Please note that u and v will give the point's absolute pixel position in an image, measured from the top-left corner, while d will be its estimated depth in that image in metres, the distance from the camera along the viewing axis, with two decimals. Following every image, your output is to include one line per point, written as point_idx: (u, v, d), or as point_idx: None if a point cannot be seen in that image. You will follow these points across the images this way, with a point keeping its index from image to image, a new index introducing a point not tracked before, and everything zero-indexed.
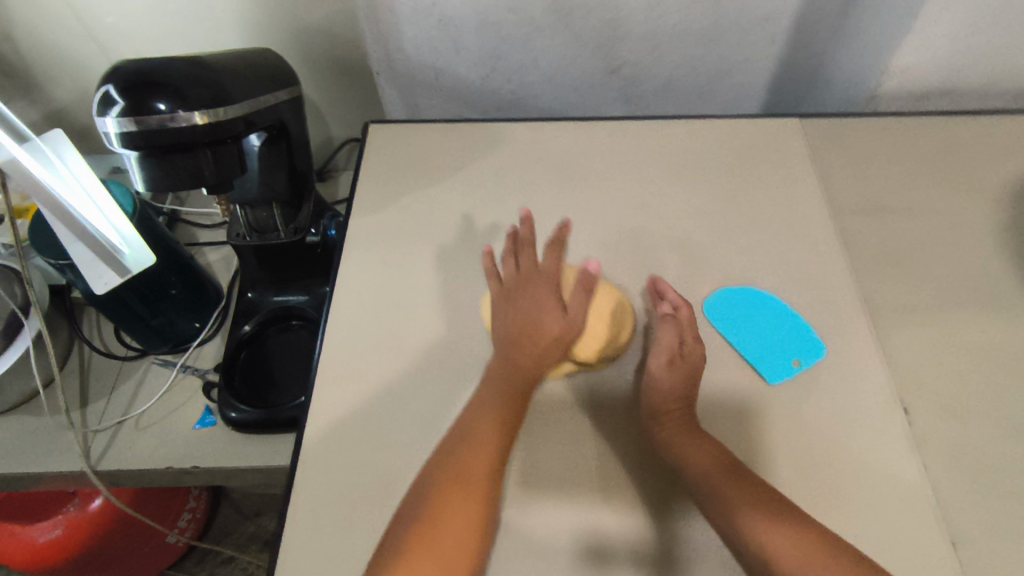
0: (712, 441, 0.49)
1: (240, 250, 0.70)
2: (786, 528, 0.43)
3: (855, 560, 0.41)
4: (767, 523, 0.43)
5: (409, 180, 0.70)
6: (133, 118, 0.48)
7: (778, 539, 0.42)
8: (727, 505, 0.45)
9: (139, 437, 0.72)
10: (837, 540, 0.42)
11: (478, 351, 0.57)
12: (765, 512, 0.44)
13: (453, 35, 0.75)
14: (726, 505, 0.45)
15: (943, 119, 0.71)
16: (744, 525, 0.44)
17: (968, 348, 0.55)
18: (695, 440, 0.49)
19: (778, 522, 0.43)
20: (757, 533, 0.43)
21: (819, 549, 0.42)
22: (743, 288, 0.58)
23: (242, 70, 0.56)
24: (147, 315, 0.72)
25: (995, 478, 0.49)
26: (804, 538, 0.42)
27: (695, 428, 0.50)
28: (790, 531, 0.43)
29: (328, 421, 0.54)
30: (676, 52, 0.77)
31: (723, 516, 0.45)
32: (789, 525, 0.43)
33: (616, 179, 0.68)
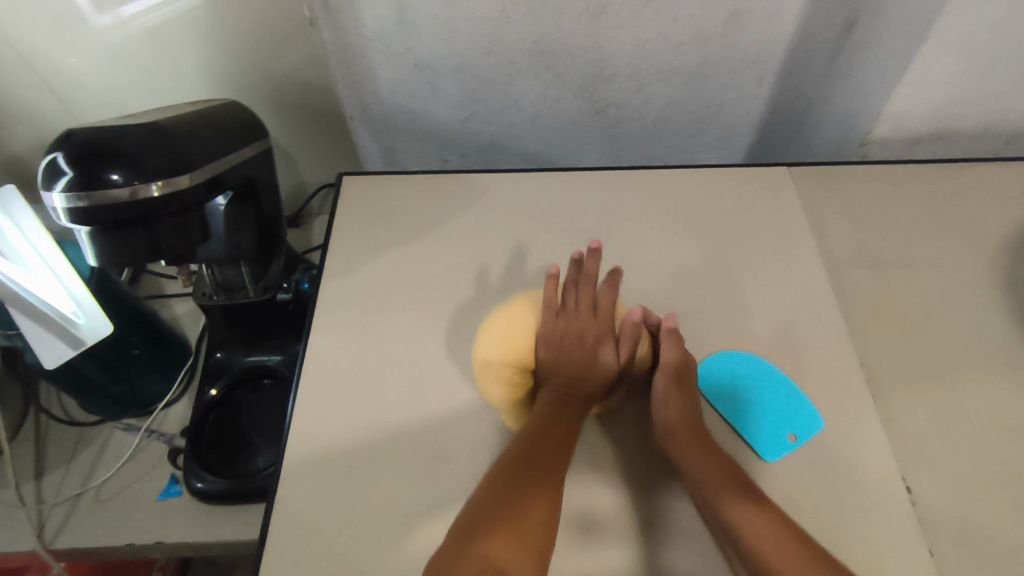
0: (729, 463, 0.48)
1: (206, 310, 0.66)
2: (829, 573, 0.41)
3: None
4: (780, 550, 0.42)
5: (387, 234, 0.66)
6: (83, 192, 0.44)
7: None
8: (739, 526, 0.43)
9: (99, 511, 0.67)
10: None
11: (459, 428, 0.53)
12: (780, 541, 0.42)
13: (431, 78, 0.73)
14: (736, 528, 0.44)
15: (934, 166, 0.69)
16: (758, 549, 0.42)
17: (972, 413, 0.53)
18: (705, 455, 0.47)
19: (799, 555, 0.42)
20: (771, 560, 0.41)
21: None
22: (737, 353, 0.56)
23: (207, 132, 0.52)
24: (108, 382, 0.67)
25: (1009, 560, 0.46)
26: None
27: (711, 448, 0.48)
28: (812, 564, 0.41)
29: (299, 510, 0.50)
30: (662, 94, 0.75)
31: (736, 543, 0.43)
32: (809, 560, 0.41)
33: (602, 233, 0.65)
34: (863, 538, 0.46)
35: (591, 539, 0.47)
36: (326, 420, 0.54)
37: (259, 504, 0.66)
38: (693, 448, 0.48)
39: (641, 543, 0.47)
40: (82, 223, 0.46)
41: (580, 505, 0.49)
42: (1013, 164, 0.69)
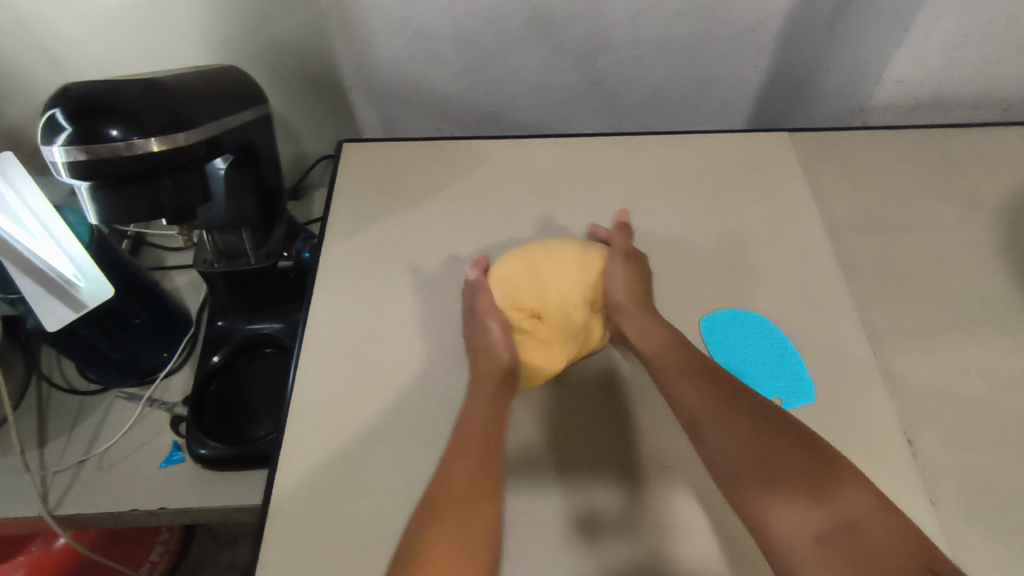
0: (708, 380, 0.48)
1: (208, 277, 0.66)
2: (787, 503, 0.41)
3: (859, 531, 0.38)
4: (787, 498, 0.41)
5: (387, 200, 0.66)
6: (82, 146, 0.44)
7: (784, 519, 0.40)
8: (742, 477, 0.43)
9: (102, 478, 0.67)
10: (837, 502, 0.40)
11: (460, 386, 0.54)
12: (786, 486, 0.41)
13: (430, 47, 0.72)
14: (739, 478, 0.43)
15: (933, 131, 0.70)
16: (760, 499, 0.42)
17: (971, 372, 0.53)
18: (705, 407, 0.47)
19: (806, 503, 0.40)
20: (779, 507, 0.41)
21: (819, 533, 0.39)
22: (754, 316, 0.56)
23: (208, 92, 0.52)
24: (110, 349, 0.67)
25: (1007, 512, 0.46)
26: (805, 515, 0.40)
27: (690, 365, 0.50)
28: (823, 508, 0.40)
29: (302, 467, 0.50)
30: (661, 62, 0.74)
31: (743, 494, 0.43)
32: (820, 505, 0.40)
33: (603, 197, 0.65)
34: None
35: (590, 492, 0.48)
36: (328, 380, 0.55)
37: (262, 470, 0.66)
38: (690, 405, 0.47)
39: (640, 499, 0.48)
40: (82, 178, 0.46)
41: (581, 461, 0.50)
42: (1013, 130, 0.69)
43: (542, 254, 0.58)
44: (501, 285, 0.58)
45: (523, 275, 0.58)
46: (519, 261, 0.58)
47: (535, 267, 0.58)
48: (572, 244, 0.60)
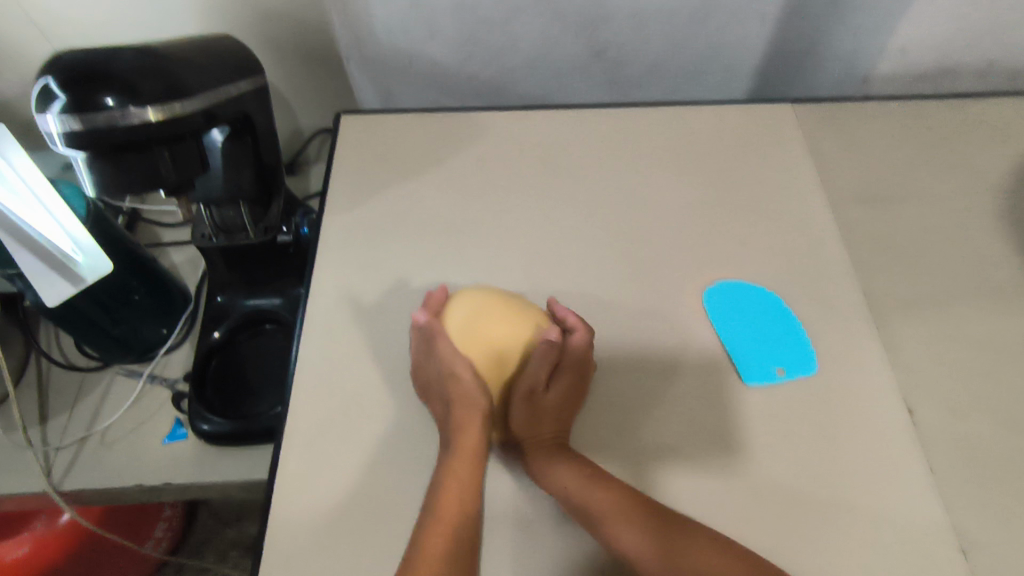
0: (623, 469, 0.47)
1: (207, 253, 0.65)
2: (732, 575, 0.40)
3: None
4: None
5: (387, 173, 0.66)
6: (78, 115, 0.43)
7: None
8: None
9: (105, 454, 0.67)
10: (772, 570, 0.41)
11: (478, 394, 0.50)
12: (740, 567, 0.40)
13: (428, 18, 0.70)
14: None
15: (937, 102, 0.69)
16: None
17: (972, 340, 0.53)
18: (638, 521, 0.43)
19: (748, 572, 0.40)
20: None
21: None
22: (753, 285, 0.56)
23: (204, 60, 0.51)
24: (108, 325, 0.67)
25: (1006, 478, 0.47)
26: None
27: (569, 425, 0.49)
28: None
29: (307, 439, 0.50)
30: (664, 31, 0.73)
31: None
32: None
33: (605, 169, 0.65)
34: (864, 455, 0.48)
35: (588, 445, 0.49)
36: (330, 355, 0.54)
37: (266, 445, 0.66)
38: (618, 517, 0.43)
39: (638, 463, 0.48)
40: (78, 148, 0.45)
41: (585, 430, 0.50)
42: (1017, 99, 0.69)
43: (491, 313, 0.52)
44: (465, 340, 0.52)
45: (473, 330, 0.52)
46: (465, 324, 0.52)
47: (487, 322, 0.52)
48: (500, 306, 0.53)
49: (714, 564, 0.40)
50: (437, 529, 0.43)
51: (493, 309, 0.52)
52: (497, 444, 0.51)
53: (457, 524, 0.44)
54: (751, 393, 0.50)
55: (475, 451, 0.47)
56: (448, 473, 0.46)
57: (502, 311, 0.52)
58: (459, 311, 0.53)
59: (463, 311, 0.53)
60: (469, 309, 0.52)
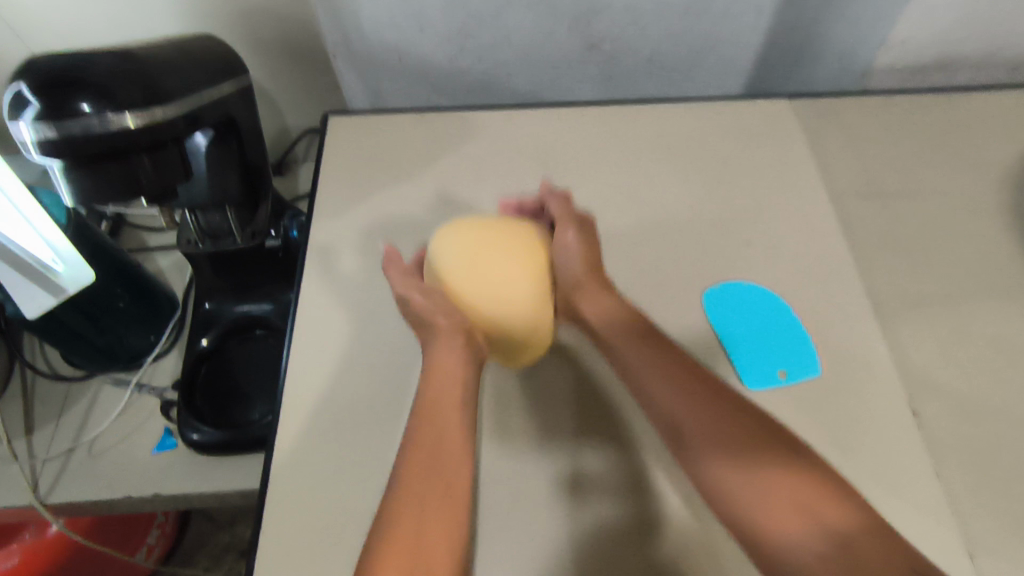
0: (686, 367, 0.45)
1: (193, 258, 0.63)
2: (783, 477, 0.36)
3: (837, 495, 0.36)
4: (762, 480, 0.37)
5: (377, 174, 0.64)
6: (52, 122, 0.41)
7: (780, 491, 0.36)
8: (703, 455, 0.39)
9: (93, 466, 0.66)
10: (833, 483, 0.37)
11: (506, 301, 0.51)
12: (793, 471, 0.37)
13: (416, 13, 0.69)
14: (690, 452, 0.40)
15: (935, 96, 0.68)
16: (719, 480, 0.38)
17: (976, 339, 0.53)
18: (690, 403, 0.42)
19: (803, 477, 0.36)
20: (769, 500, 0.36)
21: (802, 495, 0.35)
22: (753, 287, 0.55)
23: (184, 62, 0.49)
24: (93, 334, 0.65)
25: (1010, 481, 0.46)
26: (797, 487, 0.36)
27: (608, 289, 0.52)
28: (812, 503, 0.35)
29: (300, 452, 0.49)
30: (659, 25, 0.71)
31: (701, 478, 0.39)
32: (830, 497, 0.35)
33: (600, 168, 0.63)
34: (868, 459, 0.47)
35: (580, 444, 0.49)
36: (322, 364, 0.53)
37: (257, 454, 0.65)
38: (658, 377, 0.44)
39: (627, 469, 0.48)
40: (54, 156, 0.43)
41: (577, 423, 0.50)
42: (1015, 91, 0.68)
43: (469, 239, 0.52)
44: (464, 270, 0.51)
45: (446, 267, 0.52)
46: (456, 258, 0.52)
47: (475, 248, 0.52)
48: (472, 231, 0.53)
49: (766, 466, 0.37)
50: (423, 440, 0.41)
51: (469, 235, 0.53)
52: (494, 452, 0.49)
53: (447, 436, 0.41)
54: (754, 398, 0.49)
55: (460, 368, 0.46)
56: (436, 393, 0.44)
57: (472, 232, 0.53)
58: (444, 253, 0.52)
59: (446, 252, 0.52)
60: (455, 249, 0.52)
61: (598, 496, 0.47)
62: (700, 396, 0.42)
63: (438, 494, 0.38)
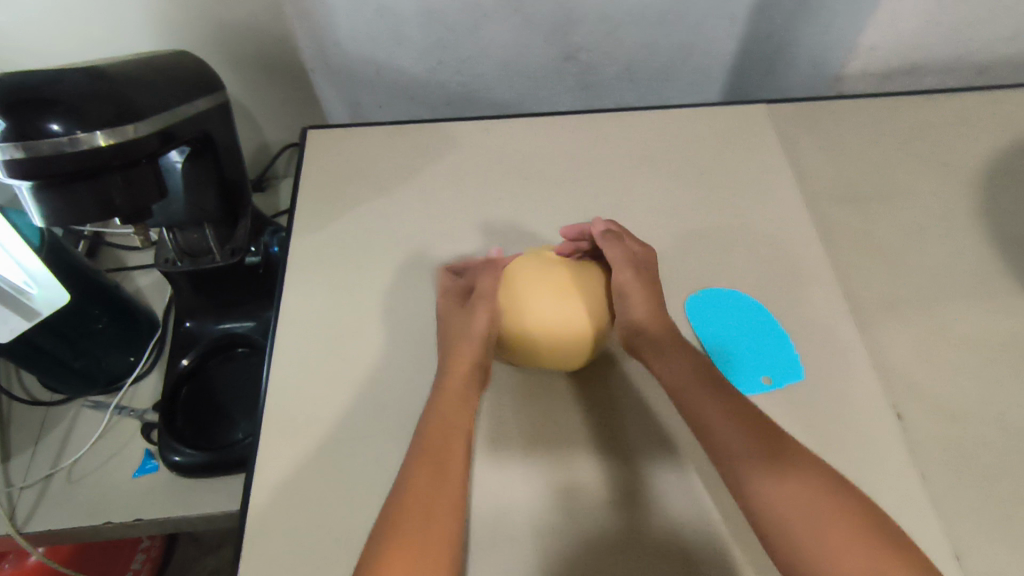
0: (729, 392, 0.45)
1: (172, 278, 0.62)
2: (826, 512, 0.38)
3: (875, 534, 0.37)
4: (809, 510, 0.38)
5: (356, 188, 0.64)
6: (20, 143, 0.41)
7: (821, 523, 0.37)
8: (748, 475, 0.40)
9: (72, 492, 0.64)
10: (865, 516, 0.38)
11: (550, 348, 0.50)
12: (835, 508, 0.38)
13: (393, 26, 0.69)
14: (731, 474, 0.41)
15: (907, 99, 0.69)
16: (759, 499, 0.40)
17: (955, 339, 0.53)
18: (737, 425, 0.42)
19: (843, 513, 0.38)
20: (807, 530, 0.37)
21: (841, 527, 0.37)
22: (733, 292, 0.55)
23: (156, 79, 0.48)
24: (70, 357, 0.64)
25: (993, 479, 0.46)
26: (835, 520, 0.37)
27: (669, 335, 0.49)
28: (855, 541, 0.36)
29: (280, 472, 0.48)
30: (636, 33, 0.72)
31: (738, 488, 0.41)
32: (871, 535, 0.37)
33: (580, 177, 0.63)
34: (853, 462, 0.47)
35: (566, 456, 0.49)
36: (302, 382, 0.52)
37: (240, 475, 0.64)
38: (706, 396, 0.45)
39: (614, 479, 0.48)
40: (23, 178, 0.43)
41: (561, 434, 0.50)
42: (985, 93, 0.69)
43: (526, 282, 0.52)
44: (519, 309, 0.51)
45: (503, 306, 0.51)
46: (509, 296, 0.52)
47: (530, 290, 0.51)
48: (535, 272, 0.52)
49: (811, 495, 0.38)
50: (426, 459, 0.41)
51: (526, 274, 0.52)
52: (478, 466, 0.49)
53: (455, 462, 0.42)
54: None
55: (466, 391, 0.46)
56: (439, 410, 0.45)
57: (529, 271, 0.52)
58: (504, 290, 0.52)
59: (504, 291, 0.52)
60: (513, 288, 0.52)
61: (585, 505, 0.47)
62: (747, 420, 0.43)
63: (447, 514, 0.39)
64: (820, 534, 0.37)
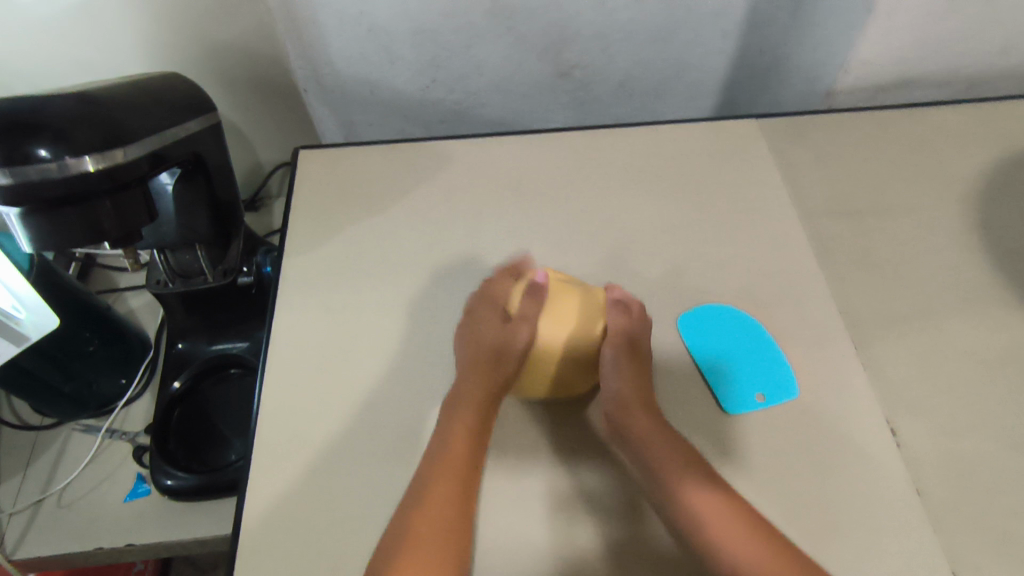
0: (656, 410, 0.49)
1: (163, 298, 0.62)
2: (737, 521, 0.42)
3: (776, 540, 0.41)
4: (720, 517, 0.42)
5: (350, 208, 0.63)
6: (7, 168, 0.40)
7: (727, 531, 0.41)
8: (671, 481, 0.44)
9: (62, 517, 0.63)
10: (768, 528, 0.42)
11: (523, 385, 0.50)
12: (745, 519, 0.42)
13: (387, 45, 0.69)
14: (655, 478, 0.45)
15: (899, 113, 0.69)
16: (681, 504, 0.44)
17: (951, 355, 0.53)
18: (662, 436, 0.47)
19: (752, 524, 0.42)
20: (720, 534, 0.41)
21: (744, 533, 0.41)
22: (727, 308, 0.54)
23: (146, 102, 0.48)
24: (61, 382, 0.63)
25: (993, 496, 0.46)
26: (740, 529, 0.42)
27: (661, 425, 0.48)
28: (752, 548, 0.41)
29: (271, 496, 0.47)
30: (629, 49, 0.72)
31: (666, 501, 0.44)
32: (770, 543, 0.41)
33: (574, 194, 0.63)
34: (851, 481, 0.46)
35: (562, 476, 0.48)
36: (294, 404, 0.52)
37: (232, 498, 0.63)
38: (637, 405, 0.48)
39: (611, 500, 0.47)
40: (10, 204, 0.42)
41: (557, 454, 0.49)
42: (977, 106, 0.70)
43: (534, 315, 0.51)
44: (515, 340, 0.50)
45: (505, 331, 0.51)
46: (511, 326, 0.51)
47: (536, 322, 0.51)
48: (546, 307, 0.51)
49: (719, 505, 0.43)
50: (440, 487, 0.44)
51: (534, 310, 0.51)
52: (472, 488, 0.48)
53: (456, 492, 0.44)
54: (732, 424, 0.49)
55: (474, 408, 0.48)
56: (452, 436, 0.47)
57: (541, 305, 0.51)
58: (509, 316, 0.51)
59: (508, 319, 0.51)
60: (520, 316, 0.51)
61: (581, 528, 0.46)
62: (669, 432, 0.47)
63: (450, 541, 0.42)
64: (728, 538, 0.41)
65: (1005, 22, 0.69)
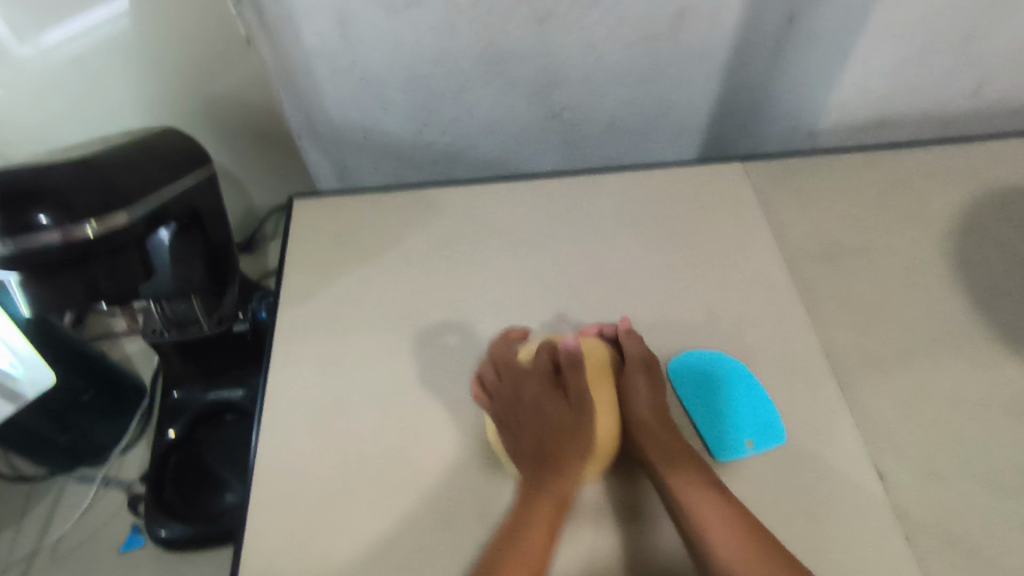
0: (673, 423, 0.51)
1: (159, 347, 0.62)
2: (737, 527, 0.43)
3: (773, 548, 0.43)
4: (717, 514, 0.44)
5: (344, 256, 0.65)
6: (9, 237, 0.41)
7: (722, 532, 0.43)
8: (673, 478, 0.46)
9: (55, 569, 0.63)
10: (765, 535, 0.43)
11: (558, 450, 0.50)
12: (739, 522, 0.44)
13: (379, 91, 0.71)
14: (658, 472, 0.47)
15: (880, 153, 0.71)
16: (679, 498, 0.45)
17: (935, 396, 0.54)
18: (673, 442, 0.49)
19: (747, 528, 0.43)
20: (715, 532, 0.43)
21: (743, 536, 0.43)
22: (717, 353, 0.55)
23: (145, 161, 0.49)
24: (56, 433, 0.63)
25: (979, 539, 0.47)
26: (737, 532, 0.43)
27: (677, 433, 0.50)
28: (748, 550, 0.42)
29: (267, 551, 0.48)
30: (616, 93, 0.74)
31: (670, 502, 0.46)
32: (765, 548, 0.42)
33: (564, 239, 0.65)
34: (840, 525, 0.47)
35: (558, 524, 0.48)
36: (290, 457, 0.52)
37: (227, 547, 0.63)
38: (653, 412, 0.50)
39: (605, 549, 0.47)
40: (11, 269, 0.43)
41: None
42: (954, 145, 0.72)
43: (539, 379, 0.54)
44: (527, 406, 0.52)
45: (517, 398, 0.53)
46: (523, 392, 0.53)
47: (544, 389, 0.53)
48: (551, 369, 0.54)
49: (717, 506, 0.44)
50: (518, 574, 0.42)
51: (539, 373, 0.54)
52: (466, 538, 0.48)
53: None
54: (722, 469, 0.50)
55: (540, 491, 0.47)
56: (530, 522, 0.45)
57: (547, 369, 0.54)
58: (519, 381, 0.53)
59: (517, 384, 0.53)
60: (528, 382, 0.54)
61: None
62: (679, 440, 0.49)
63: None
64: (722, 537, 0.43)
65: (977, 64, 0.72)
